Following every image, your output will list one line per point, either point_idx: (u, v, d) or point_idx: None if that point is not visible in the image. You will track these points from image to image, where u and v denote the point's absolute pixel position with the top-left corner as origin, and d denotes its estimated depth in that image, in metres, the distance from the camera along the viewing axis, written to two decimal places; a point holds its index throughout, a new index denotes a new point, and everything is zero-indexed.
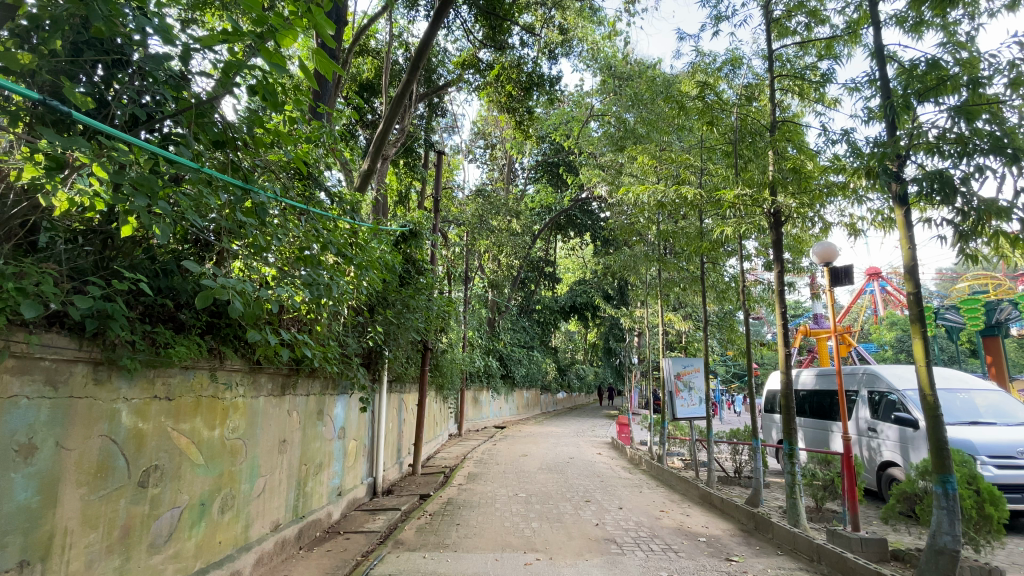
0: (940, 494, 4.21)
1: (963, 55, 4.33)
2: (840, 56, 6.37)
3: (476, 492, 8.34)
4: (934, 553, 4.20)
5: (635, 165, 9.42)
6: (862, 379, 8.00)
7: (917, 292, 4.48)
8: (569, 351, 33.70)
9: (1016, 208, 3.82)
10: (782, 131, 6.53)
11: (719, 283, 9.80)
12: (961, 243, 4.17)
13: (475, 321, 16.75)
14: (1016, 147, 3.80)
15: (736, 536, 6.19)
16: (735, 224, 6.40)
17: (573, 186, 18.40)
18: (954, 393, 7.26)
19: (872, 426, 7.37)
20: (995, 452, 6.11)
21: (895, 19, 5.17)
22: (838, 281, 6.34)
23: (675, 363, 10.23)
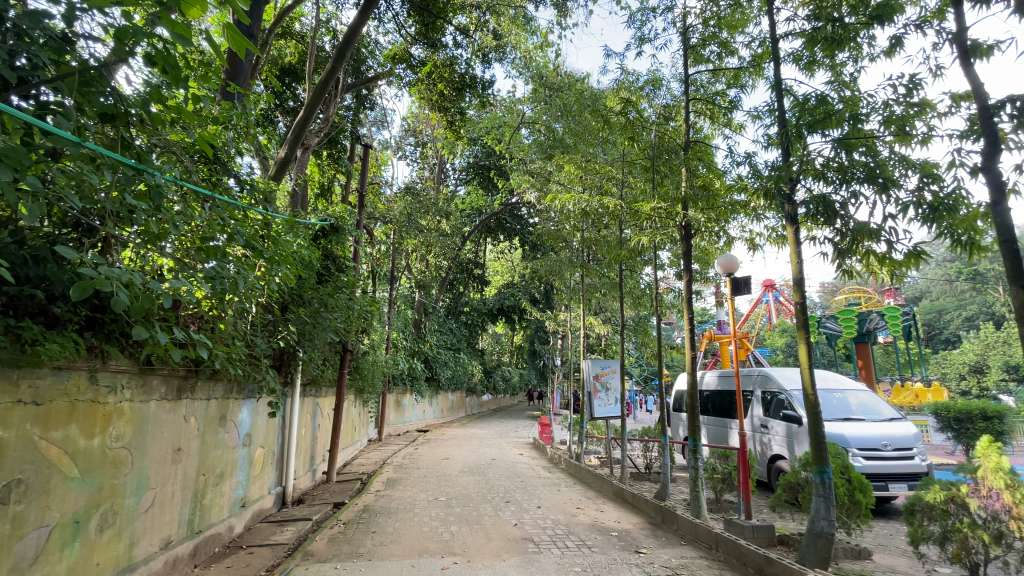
0: (819, 483, 4.71)
1: (846, 93, 4.92)
2: (745, 86, 6.98)
3: (395, 499, 8.11)
4: (813, 537, 4.69)
5: (563, 173, 9.71)
6: (756, 379, 8.79)
7: (803, 303, 5.01)
8: (496, 354, 33.86)
9: (883, 231, 4.42)
10: (695, 150, 7.05)
11: (636, 290, 10.32)
12: (840, 260, 4.72)
13: (400, 322, 16.33)
14: (885, 178, 4.37)
15: (645, 529, 6.53)
16: (651, 234, 6.78)
17: (503, 190, 18.53)
18: (832, 393, 8.19)
19: (763, 423, 8.14)
20: (864, 444, 6.97)
21: (793, 57, 5.76)
22: (739, 290, 6.94)
23: (593, 364, 10.62)
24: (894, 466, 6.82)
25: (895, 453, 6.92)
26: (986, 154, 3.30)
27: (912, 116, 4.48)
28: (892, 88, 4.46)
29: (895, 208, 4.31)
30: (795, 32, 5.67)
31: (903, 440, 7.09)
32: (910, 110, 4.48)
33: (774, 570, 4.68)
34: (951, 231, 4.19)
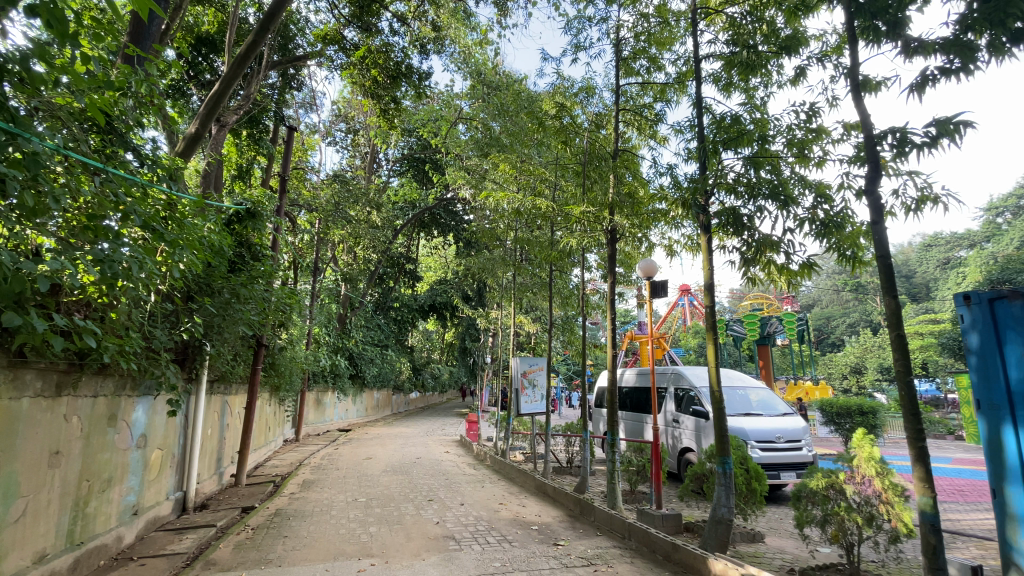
0: (721, 473, 5.09)
1: (756, 116, 5.37)
2: (670, 101, 7.39)
3: (310, 501, 7.75)
4: (714, 524, 5.07)
5: (498, 172, 9.76)
6: (670, 377, 9.36)
7: (712, 306, 5.41)
8: (425, 351, 33.38)
9: (781, 244, 4.89)
10: (622, 159, 7.36)
11: (564, 290, 10.59)
12: (746, 268, 5.15)
13: (323, 316, 15.63)
14: (785, 195, 4.82)
15: (564, 521, 6.75)
16: (579, 236, 7.00)
17: (438, 184, 18.25)
18: (736, 391, 8.91)
19: (675, 418, 8.69)
20: (761, 437, 7.65)
21: (713, 77, 6.18)
22: (657, 293, 7.36)
23: (521, 362, 10.76)
24: (785, 456, 7.54)
25: (786, 444, 7.65)
26: (868, 178, 3.73)
27: (811, 140, 4.98)
28: (795, 113, 4.92)
29: (793, 222, 4.76)
30: (715, 54, 6.11)
31: (793, 433, 7.86)
32: (809, 135, 4.98)
33: (679, 555, 5.01)
34: (839, 246, 4.69)
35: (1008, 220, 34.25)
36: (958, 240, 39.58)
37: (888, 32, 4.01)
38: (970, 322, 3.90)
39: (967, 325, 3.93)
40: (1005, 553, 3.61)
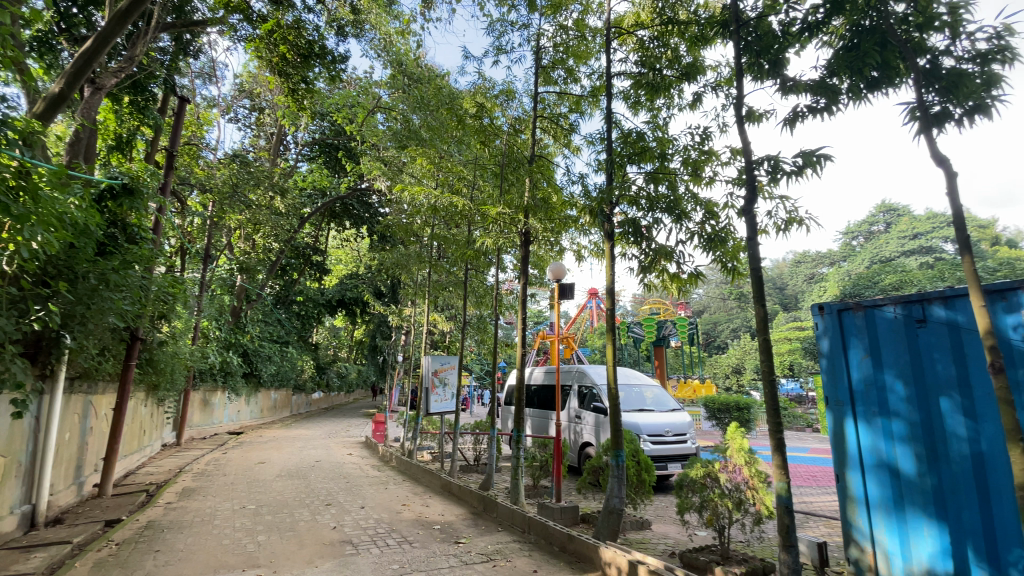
0: (615, 465, 5.42)
1: (658, 134, 5.80)
2: (584, 113, 7.73)
3: (190, 511, 7.05)
4: (607, 514, 5.39)
5: (415, 166, 9.57)
6: (575, 375, 9.78)
7: (612, 309, 5.76)
8: (331, 348, 31.77)
9: (673, 255, 5.33)
10: (538, 164, 7.57)
11: (479, 289, 10.63)
12: (643, 275, 5.55)
13: (214, 308, 14.27)
14: (678, 210, 5.28)
15: (466, 519, 6.79)
16: (493, 236, 7.07)
17: (351, 174, 17.42)
18: (633, 388, 9.54)
19: (578, 414, 9.10)
20: (652, 431, 8.28)
21: (623, 95, 6.59)
22: (565, 295, 7.67)
23: (433, 360, 10.57)
24: (672, 449, 8.22)
25: (673, 437, 8.35)
26: (746, 199, 4.19)
27: (703, 161, 5.49)
28: (692, 135, 5.39)
29: (685, 235, 5.22)
30: (625, 73, 6.51)
31: (680, 427, 8.61)
32: (702, 156, 5.49)
33: (574, 545, 5.27)
34: (723, 258, 5.23)
35: (859, 243, 40.11)
36: (821, 259, 45.62)
37: (770, 70, 4.55)
38: (823, 329, 4.52)
39: (820, 332, 4.54)
40: (846, 530, 4.26)
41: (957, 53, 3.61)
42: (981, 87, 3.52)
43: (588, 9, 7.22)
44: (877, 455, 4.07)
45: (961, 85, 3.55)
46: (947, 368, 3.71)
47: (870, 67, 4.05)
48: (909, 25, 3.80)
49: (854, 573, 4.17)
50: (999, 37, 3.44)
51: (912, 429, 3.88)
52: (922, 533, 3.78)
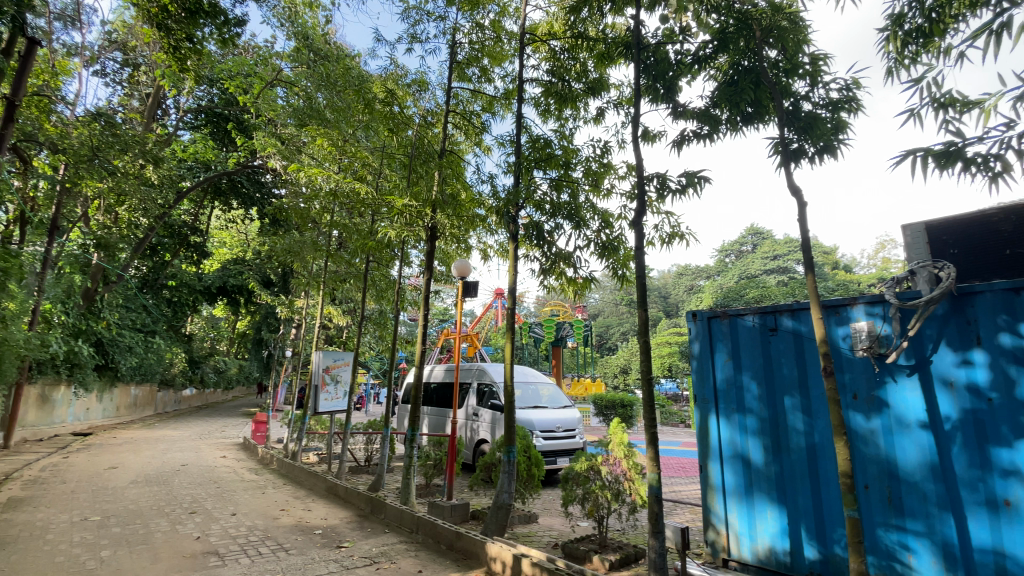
0: (506, 461, 5.52)
1: (564, 143, 6.03)
2: (496, 114, 7.79)
3: (11, 526, 5.93)
4: (496, 509, 5.48)
5: (316, 148, 8.96)
6: (474, 373, 9.84)
7: (513, 308, 5.87)
8: (208, 339, 28.70)
9: (572, 259, 5.58)
10: (448, 159, 7.49)
11: (381, 283, 10.13)
12: (543, 277, 5.74)
13: (60, 289, 12.18)
14: (578, 217, 5.54)
15: (351, 522, 6.50)
16: (397, 229, 6.83)
17: (243, 149, 15.84)
18: (529, 386, 9.82)
19: (475, 412, 9.15)
20: (545, 427, 8.58)
21: (534, 101, 6.76)
22: (468, 293, 7.68)
23: (324, 356, 9.97)
24: (562, 443, 8.60)
25: (563, 433, 8.74)
26: (637, 211, 4.50)
27: (604, 173, 5.80)
28: (595, 147, 5.66)
29: (583, 241, 5.51)
30: (537, 80, 6.68)
31: (570, 423, 9.04)
32: (603, 168, 5.80)
33: (461, 543, 5.27)
34: (615, 265, 5.58)
35: (732, 260, 45.15)
36: (700, 272, 50.62)
37: (665, 94, 4.95)
38: (694, 334, 5.01)
39: (692, 336, 5.02)
40: (706, 516, 4.73)
41: (814, 100, 4.20)
42: (831, 131, 4.12)
43: (505, 11, 7.30)
44: (734, 447, 4.60)
45: (815, 126, 4.14)
46: (791, 371, 4.29)
47: (745, 102, 4.57)
48: (779, 70, 4.35)
49: (711, 554, 4.65)
50: (845, 90, 4.07)
51: (762, 424, 4.44)
52: (766, 516, 4.32)
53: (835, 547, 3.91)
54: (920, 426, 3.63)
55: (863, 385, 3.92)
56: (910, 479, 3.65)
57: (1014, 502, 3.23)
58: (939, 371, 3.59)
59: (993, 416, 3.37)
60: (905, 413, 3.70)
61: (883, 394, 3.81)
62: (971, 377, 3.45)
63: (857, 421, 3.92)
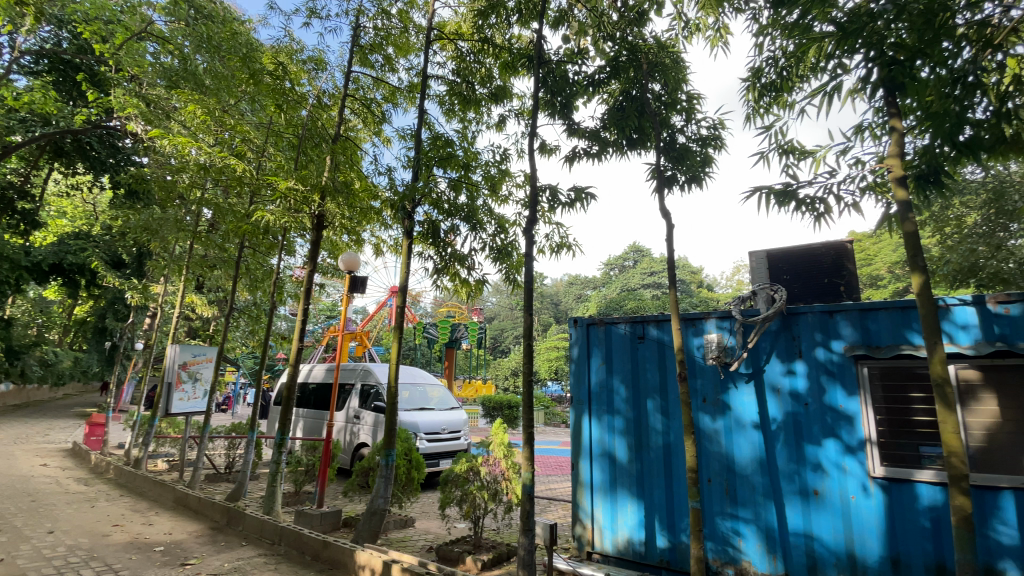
0: (384, 465, 5.34)
1: (464, 143, 6.02)
2: (398, 106, 7.55)
3: None
4: (370, 515, 5.28)
5: (186, 115, 7.91)
6: (359, 373, 9.38)
7: (401, 307, 5.71)
8: (33, 326, 23.98)
9: (465, 261, 5.58)
10: (343, 146, 7.08)
11: (256, 272, 9.27)
12: (436, 277, 5.67)
13: None
14: (473, 220, 5.57)
15: (202, 536, 5.82)
16: (279, 214, 6.26)
17: (95, 105, 13.52)
18: (416, 387, 9.60)
19: (356, 414, 8.75)
20: (429, 429, 8.45)
21: (438, 99, 6.68)
22: (355, 288, 7.32)
23: (182, 351, 8.82)
24: (446, 446, 8.55)
25: (448, 435, 8.69)
26: (529, 218, 4.64)
27: (501, 178, 5.90)
28: (494, 151, 5.74)
29: (478, 244, 5.55)
30: (442, 78, 6.62)
31: (455, 424, 9.04)
32: (500, 173, 5.89)
33: (328, 552, 4.96)
34: (508, 270, 5.68)
35: (617, 273, 48.60)
36: (589, 282, 53.76)
37: (561, 110, 5.18)
38: (575, 339, 5.27)
39: (572, 341, 5.27)
40: (575, 512, 4.99)
41: (688, 134, 4.68)
42: (699, 163, 4.61)
43: (413, 3, 7.12)
44: (603, 446, 4.91)
45: (687, 158, 4.62)
46: (654, 376, 4.70)
47: (630, 128, 4.95)
48: (661, 102, 4.78)
49: (577, 548, 4.90)
50: (713, 129, 4.59)
51: (628, 424, 4.80)
52: (627, 510, 4.67)
53: (682, 535, 4.35)
54: (754, 426, 4.19)
55: (712, 390, 4.42)
56: (744, 473, 4.18)
57: (820, 491, 3.86)
58: (770, 379, 4.17)
59: (808, 418, 3.99)
60: (743, 414, 4.24)
61: (727, 398, 4.33)
62: (793, 385, 4.07)
63: (705, 422, 4.41)
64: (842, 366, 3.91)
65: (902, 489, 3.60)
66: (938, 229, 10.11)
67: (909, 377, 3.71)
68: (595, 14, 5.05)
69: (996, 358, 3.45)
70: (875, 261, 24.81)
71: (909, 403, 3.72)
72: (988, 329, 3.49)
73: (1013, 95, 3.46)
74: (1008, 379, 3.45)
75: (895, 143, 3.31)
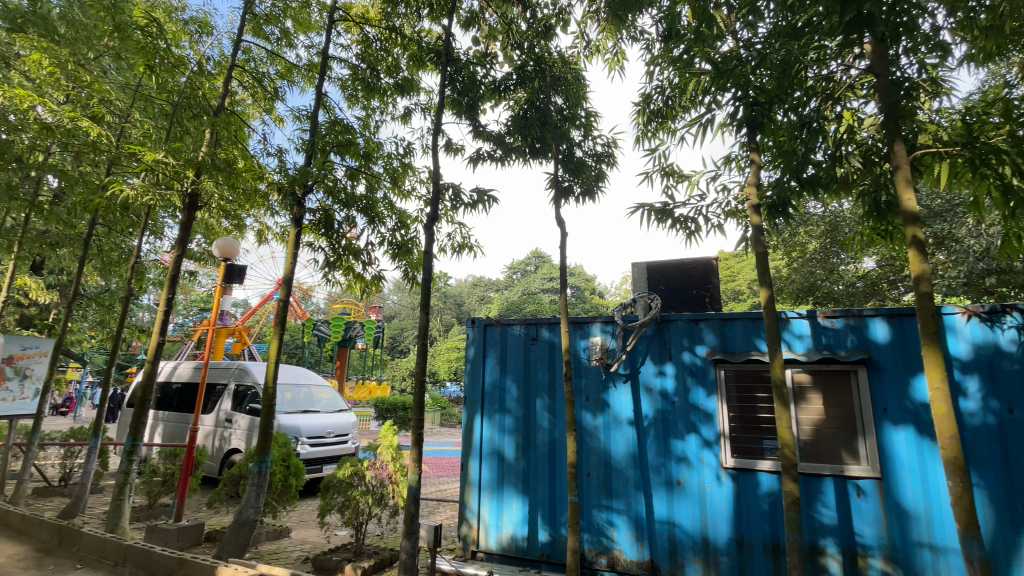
0: (256, 473, 4.92)
1: (366, 133, 5.78)
2: (295, 84, 7.05)
3: None
4: (237, 527, 4.82)
5: (25, 61, 6.62)
6: (234, 373, 8.51)
7: (285, 301, 5.30)
8: None
9: (359, 255, 5.36)
10: (228, 120, 6.43)
11: (112, 254, 8.03)
12: (326, 270, 5.38)
13: None
14: (370, 212, 5.37)
15: (21, 562, 4.90)
16: (143, 190, 5.50)
17: None
18: (299, 388, 8.95)
19: (228, 417, 7.98)
20: (312, 433, 7.94)
21: (341, 84, 6.34)
22: (232, 278, 6.66)
23: (7, 342, 7.37)
24: (330, 450, 8.11)
25: (333, 439, 8.25)
26: (429, 215, 4.58)
27: (402, 173, 5.76)
28: (397, 143, 5.59)
29: (376, 238, 5.36)
30: (345, 62, 6.29)
31: (342, 427, 8.61)
32: (403, 167, 5.75)
33: (184, 571, 4.43)
34: (407, 267, 5.56)
35: (519, 276, 49.67)
36: (491, 284, 54.26)
37: (468, 111, 5.20)
38: (471, 339, 5.29)
39: (468, 341, 5.29)
40: (462, 511, 4.99)
41: (585, 149, 4.96)
42: (593, 177, 4.90)
43: None
44: (492, 445, 4.99)
45: (582, 171, 4.88)
46: (544, 376, 4.89)
47: (533, 137, 5.11)
48: (562, 116, 5.00)
49: (462, 548, 4.89)
50: (607, 146, 4.91)
51: (517, 423, 4.92)
52: (512, 506, 4.78)
53: (562, 528, 4.56)
54: (629, 423, 4.52)
55: (594, 389, 4.69)
56: (619, 467, 4.49)
57: (682, 480, 4.27)
58: (645, 380, 4.54)
59: (674, 415, 4.40)
60: (620, 412, 4.56)
61: (607, 397, 4.63)
62: (663, 384, 4.47)
63: (587, 419, 4.66)
64: (704, 368, 4.37)
65: (747, 477, 4.10)
66: (787, 253, 11.74)
67: (756, 379, 4.24)
68: (505, 21, 5.14)
69: (822, 363, 4.08)
70: (739, 278, 28.10)
71: (755, 401, 4.24)
72: (817, 339, 4.13)
73: (846, 143, 4.06)
74: (830, 381, 4.08)
75: (753, 175, 3.80)
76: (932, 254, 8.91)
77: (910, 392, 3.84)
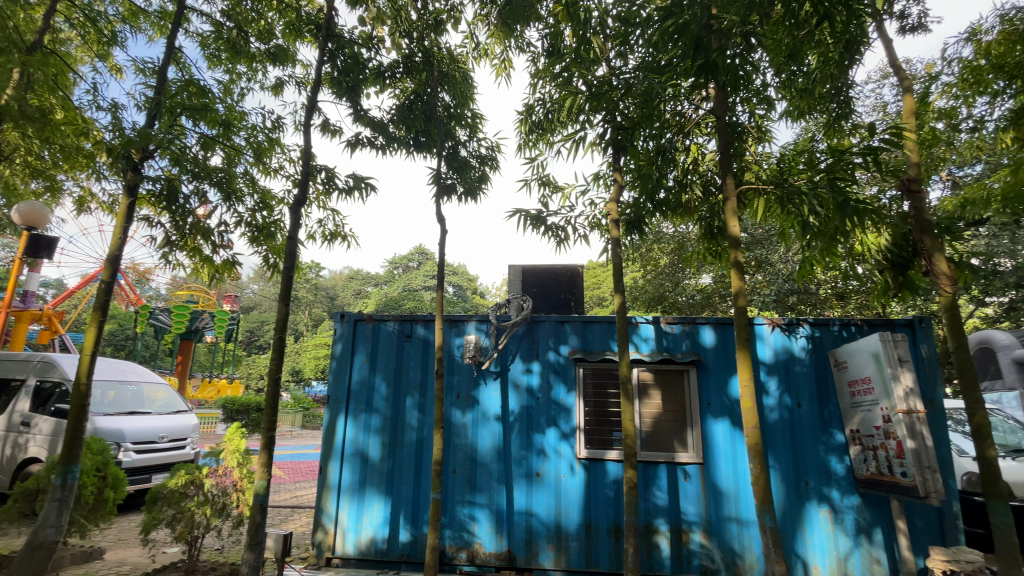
0: (58, 486, 4.10)
1: (227, 100, 5.16)
2: (139, 31, 6.04)
3: None
4: (29, 551, 3.95)
5: None
6: (34, 367, 6.97)
7: (110, 282, 4.51)
8: None
9: (210, 237, 4.76)
10: (44, 59, 5.28)
11: None
12: (167, 250, 4.69)
13: None
14: (227, 189, 4.81)
15: None
16: None
17: None
18: (126, 385, 7.67)
19: (24, 421, 6.56)
20: (139, 438, 6.85)
21: (200, 40, 5.59)
22: (36, 252, 5.48)
23: None
24: (162, 457, 7.08)
25: (167, 444, 7.22)
26: (297, 198, 4.23)
27: (267, 149, 5.25)
28: (264, 116, 5.08)
29: (232, 218, 4.81)
30: (206, 17, 5.55)
31: (179, 431, 7.57)
32: (270, 143, 5.25)
33: None
34: (268, 253, 5.08)
35: (399, 272, 48.14)
36: (368, 278, 51.86)
37: (348, 93, 4.93)
38: (339, 335, 5.00)
39: (336, 336, 4.99)
40: (317, 518, 4.67)
41: (469, 150, 5.00)
42: (476, 178, 4.96)
43: None
44: (355, 445, 4.77)
45: (465, 170, 4.92)
46: (416, 373, 4.83)
47: (418, 129, 5.01)
48: (448, 113, 4.98)
49: (314, 555, 4.58)
50: (490, 149, 5.02)
51: (384, 422, 4.78)
52: (373, 508, 4.63)
53: (423, 526, 4.54)
54: (496, 419, 4.65)
55: (465, 386, 4.75)
56: (483, 462, 4.60)
57: (541, 472, 4.52)
58: (513, 377, 4.71)
59: (537, 411, 4.64)
60: (488, 408, 4.68)
61: (477, 393, 4.72)
62: (529, 381, 4.68)
63: (456, 416, 4.70)
64: (566, 367, 4.67)
65: (597, 467, 4.47)
66: (643, 266, 13.03)
67: (609, 377, 4.65)
68: (394, 6, 4.97)
69: (663, 364, 4.61)
70: (604, 286, 30.43)
71: (607, 398, 4.64)
72: (659, 342, 4.66)
73: (691, 172, 4.66)
74: (668, 379, 4.63)
75: (616, 191, 4.17)
76: (753, 275, 10.54)
77: (729, 389, 4.52)
